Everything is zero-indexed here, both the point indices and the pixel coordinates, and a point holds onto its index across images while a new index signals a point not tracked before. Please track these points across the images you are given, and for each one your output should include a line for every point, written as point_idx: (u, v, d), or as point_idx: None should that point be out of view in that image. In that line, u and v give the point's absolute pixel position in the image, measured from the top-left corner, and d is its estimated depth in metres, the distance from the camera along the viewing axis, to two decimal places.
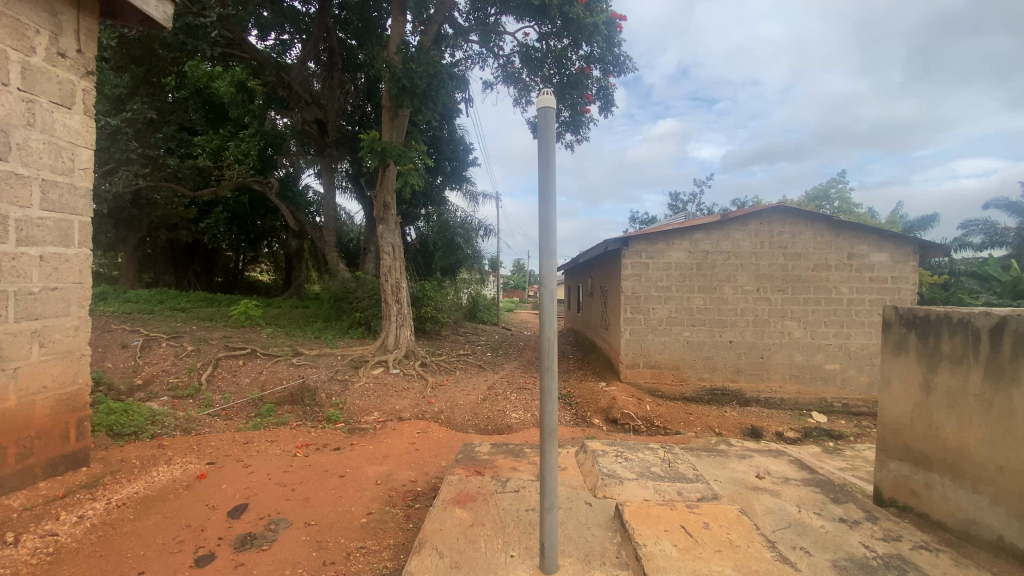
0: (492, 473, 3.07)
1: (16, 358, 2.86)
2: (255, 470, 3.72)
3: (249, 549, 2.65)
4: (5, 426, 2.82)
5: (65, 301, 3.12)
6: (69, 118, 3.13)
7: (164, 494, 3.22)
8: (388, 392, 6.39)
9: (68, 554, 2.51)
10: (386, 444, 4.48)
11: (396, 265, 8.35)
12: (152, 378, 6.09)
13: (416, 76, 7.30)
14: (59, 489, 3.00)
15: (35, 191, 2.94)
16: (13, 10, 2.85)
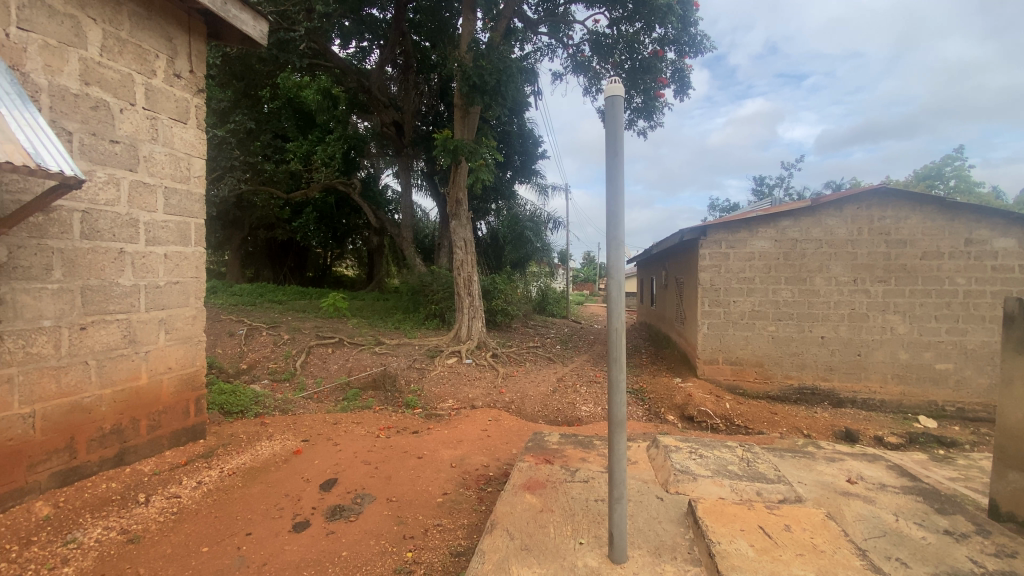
0: (562, 462, 3.10)
1: (147, 343, 3.31)
2: (343, 448, 4.04)
3: (338, 519, 2.90)
4: (141, 401, 3.29)
5: (185, 293, 3.57)
6: (184, 132, 3.56)
7: (267, 466, 3.59)
8: (461, 381, 6.63)
9: (188, 513, 2.90)
10: (459, 430, 4.67)
11: (468, 258, 8.61)
12: (255, 363, 6.79)
13: (487, 73, 7.44)
14: (181, 457, 3.46)
15: (159, 197, 3.37)
16: (138, 39, 3.28)
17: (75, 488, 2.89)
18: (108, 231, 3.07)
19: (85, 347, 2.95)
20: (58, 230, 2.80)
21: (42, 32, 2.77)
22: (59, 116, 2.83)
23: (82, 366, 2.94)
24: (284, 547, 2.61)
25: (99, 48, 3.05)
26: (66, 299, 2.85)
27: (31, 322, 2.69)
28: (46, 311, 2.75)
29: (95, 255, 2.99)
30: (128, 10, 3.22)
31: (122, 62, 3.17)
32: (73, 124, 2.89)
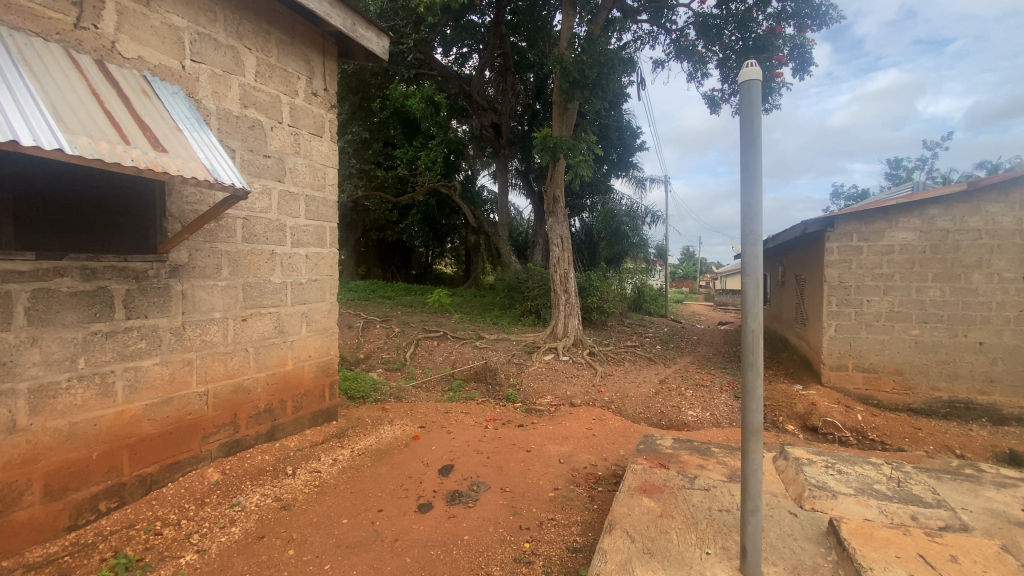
0: (679, 468, 2.98)
1: (293, 333, 3.75)
2: (456, 436, 4.25)
3: (458, 504, 3.05)
4: (289, 384, 3.74)
5: (322, 290, 3.98)
6: (321, 144, 3.98)
7: (390, 449, 3.88)
8: (560, 378, 6.63)
9: (329, 487, 3.23)
10: (563, 426, 4.68)
11: (565, 255, 8.58)
12: (371, 353, 7.38)
13: (587, 67, 7.33)
14: (319, 436, 3.86)
15: (302, 204, 3.79)
16: (284, 63, 3.71)
17: (237, 458, 3.35)
18: (262, 235, 3.50)
19: (245, 336, 3.40)
20: (225, 234, 3.26)
21: (211, 64, 3.22)
22: (225, 135, 3.27)
23: (242, 352, 3.39)
24: (412, 526, 2.81)
25: (254, 74, 3.48)
26: (231, 294, 3.30)
27: (205, 314, 3.15)
28: (216, 305, 3.21)
29: (252, 256, 3.43)
30: (275, 38, 3.65)
31: (271, 85, 3.60)
32: (235, 143, 3.33)
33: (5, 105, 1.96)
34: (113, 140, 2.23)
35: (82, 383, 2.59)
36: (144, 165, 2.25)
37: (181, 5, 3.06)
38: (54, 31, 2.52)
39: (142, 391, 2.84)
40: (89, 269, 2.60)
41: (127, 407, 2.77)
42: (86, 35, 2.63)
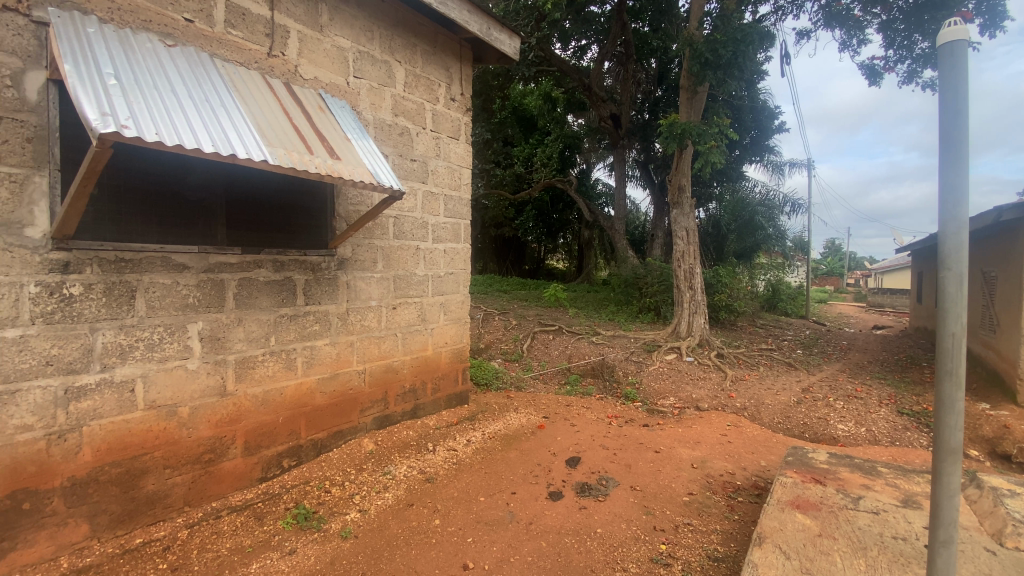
0: (838, 486, 2.68)
1: (433, 322, 4.19)
2: (580, 430, 4.35)
3: (588, 496, 3.16)
4: (429, 367, 4.19)
5: (456, 283, 4.39)
6: (457, 146, 4.35)
7: (518, 435, 4.16)
8: (684, 379, 6.30)
9: (465, 464, 3.59)
10: (694, 430, 4.47)
11: (690, 249, 8.17)
12: (491, 343, 7.73)
13: (721, 45, 6.82)
14: (452, 417, 4.27)
15: (441, 203, 4.18)
16: (428, 72, 4.09)
17: (387, 431, 3.80)
18: (409, 232, 3.92)
19: (395, 322, 3.85)
20: (380, 232, 3.69)
21: (369, 79, 3.63)
22: (380, 143, 3.70)
23: (392, 337, 3.83)
24: (545, 511, 2.99)
25: (403, 84, 3.87)
26: (385, 285, 3.75)
27: (364, 302, 3.61)
28: (373, 294, 3.66)
29: (401, 252, 3.86)
30: (420, 50, 4.01)
31: (417, 94, 3.99)
32: (388, 149, 3.75)
33: (227, 126, 2.38)
34: (301, 150, 2.61)
35: (272, 357, 3.09)
36: (325, 172, 2.61)
37: (346, 28, 3.48)
38: (254, 60, 2.99)
39: (317, 366, 3.32)
40: (279, 262, 3.10)
41: (305, 379, 3.26)
42: (276, 62, 3.11)
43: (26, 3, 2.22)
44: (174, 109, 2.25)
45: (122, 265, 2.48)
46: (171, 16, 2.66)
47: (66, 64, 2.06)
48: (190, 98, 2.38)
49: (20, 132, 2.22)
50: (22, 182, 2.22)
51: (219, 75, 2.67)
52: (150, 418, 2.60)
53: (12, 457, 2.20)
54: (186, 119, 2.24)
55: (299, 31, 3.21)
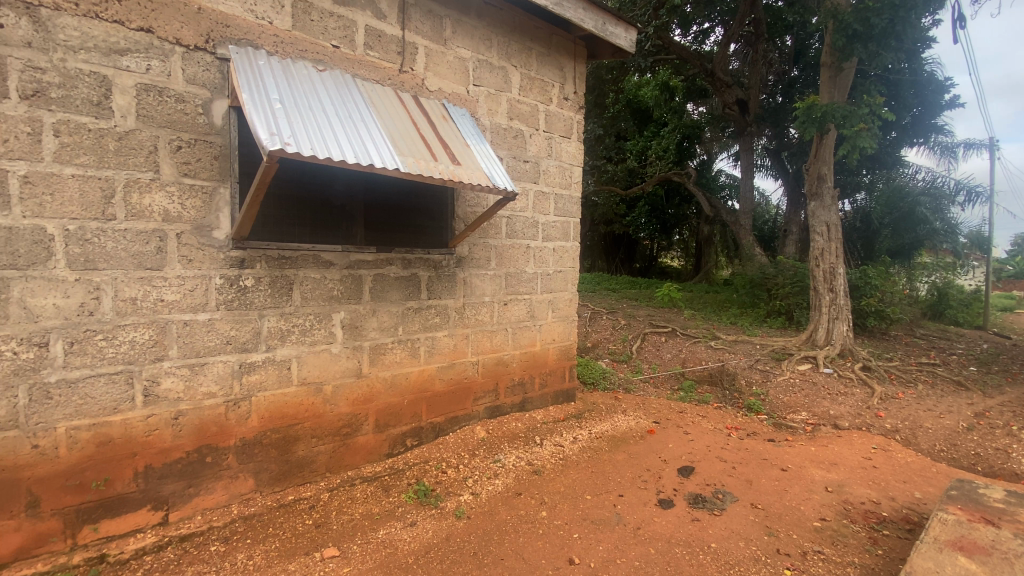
0: (1018, 530, 2.23)
1: (542, 319, 4.29)
2: (695, 438, 4.15)
3: (702, 509, 3.02)
4: (538, 363, 4.31)
5: (565, 281, 4.45)
6: (569, 144, 4.41)
7: (627, 438, 4.12)
8: (818, 393, 5.64)
9: (572, 462, 3.67)
10: (829, 450, 4.00)
11: (830, 247, 7.27)
12: (599, 342, 7.66)
13: (874, 13, 5.96)
14: (560, 414, 4.36)
15: (551, 202, 4.27)
16: (542, 74, 4.19)
17: (497, 421, 4.00)
18: (521, 231, 4.05)
19: (506, 318, 4.01)
20: (494, 232, 3.87)
21: (487, 85, 3.82)
22: (496, 146, 3.88)
23: (503, 332, 4.00)
24: (655, 518, 2.93)
25: (518, 88, 4.02)
26: (497, 281, 3.92)
27: (478, 298, 3.81)
28: (486, 290, 3.85)
29: (513, 250, 4.00)
30: (535, 52, 4.12)
31: (531, 96, 4.10)
32: (502, 152, 3.92)
33: (365, 139, 2.68)
34: (427, 158, 2.84)
35: (400, 346, 3.41)
36: (447, 178, 2.82)
37: (467, 39, 3.69)
38: (387, 78, 3.32)
39: (436, 356, 3.60)
40: (406, 260, 3.40)
41: (426, 367, 3.55)
42: (406, 77, 3.41)
43: (213, 43, 2.69)
44: (325, 128, 2.58)
45: (282, 261, 2.91)
46: (321, 43, 3.05)
47: (244, 93, 2.48)
48: (336, 115, 2.71)
49: (209, 151, 2.69)
50: (210, 193, 2.70)
51: (359, 93, 3.01)
52: (301, 393, 3.03)
53: (200, 418, 2.70)
54: (333, 135, 2.57)
55: (425, 46, 3.49)
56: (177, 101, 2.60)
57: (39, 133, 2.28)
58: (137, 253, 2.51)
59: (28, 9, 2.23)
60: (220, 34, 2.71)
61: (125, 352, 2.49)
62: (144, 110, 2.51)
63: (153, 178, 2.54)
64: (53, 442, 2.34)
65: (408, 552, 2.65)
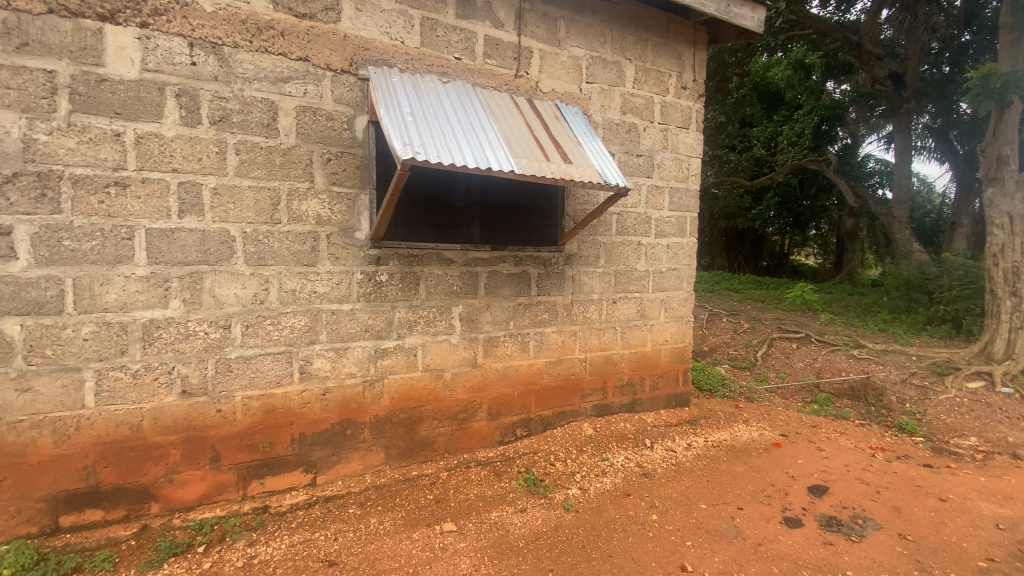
0: None
1: (654, 318, 4.18)
2: (830, 456, 3.75)
3: (837, 533, 2.76)
4: (650, 364, 4.21)
5: (680, 279, 4.28)
6: (686, 136, 4.23)
7: (748, 449, 3.88)
8: (995, 416, 4.72)
9: (685, 469, 3.54)
10: (1006, 483, 3.37)
11: (1016, 242, 6.02)
12: (717, 347, 7.21)
13: None
14: (673, 418, 4.23)
15: (666, 196, 4.14)
16: (659, 65, 4.07)
17: (606, 420, 3.99)
18: (633, 228, 3.99)
19: (616, 316, 3.97)
20: (605, 228, 3.85)
21: (600, 82, 3.81)
22: (608, 142, 3.86)
23: (612, 330, 3.97)
24: (778, 536, 2.75)
25: (632, 81, 3.95)
26: (607, 279, 3.90)
27: (587, 295, 3.83)
28: (596, 288, 3.86)
29: (624, 247, 3.95)
30: (651, 43, 4.01)
31: (646, 88, 4.01)
32: (615, 147, 3.89)
33: (484, 144, 2.84)
34: (540, 158, 2.93)
35: (511, 339, 3.56)
36: (559, 177, 2.88)
37: (581, 37, 3.72)
38: (505, 83, 3.49)
39: (545, 351, 3.69)
40: (518, 257, 3.53)
41: (536, 362, 3.67)
42: (522, 81, 3.54)
43: (356, 66, 3.05)
44: (449, 135, 2.80)
45: (410, 259, 3.21)
46: (446, 57, 3.29)
47: (380, 108, 2.78)
48: (458, 123, 2.92)
49: (353, 163, 3.06)
50: (353, 200, 3.07)
51: (479, 101, 3.20)
52: (425, 378, 3.31)
53: (343, 395, 3.10)
54: (455, 141, 2.77)
55: (540, 49, 3.59)
56: (328, 119, 2.99)
57: (225, 151, 2.75)
58: (297, 252, 2.94)
59: (216, 49, 2.71)
60: (362, 57, 3.06)
61: (287, 335, 2.94)
62: (303, 129, 2.93)
63: (309, 187, 2.95)
64: (231, 408, 2.84)
65: (518, 536, 2.78)
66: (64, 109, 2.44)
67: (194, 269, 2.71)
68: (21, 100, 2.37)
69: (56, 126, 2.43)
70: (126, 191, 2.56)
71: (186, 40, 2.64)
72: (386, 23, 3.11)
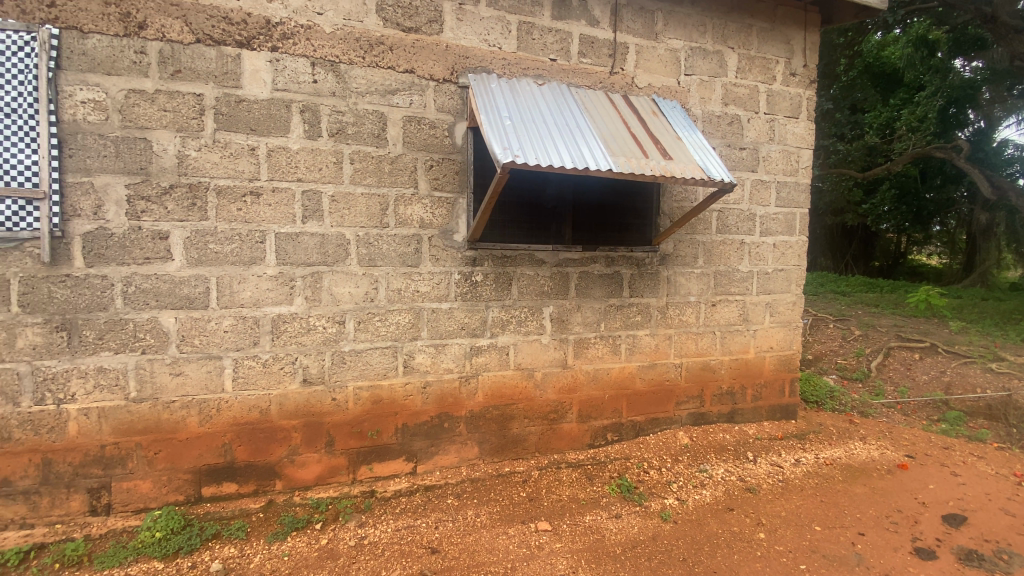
0: None
1: (757, 323, 3.91)
2: (967, 483, 3.41)
3: (979, 568, 2.60)
4: (752, 371, 3.94)
5: (788, 280, 3.97)
6: (796, 126, 3.92)
7: (867, 469, 3.56)
8: None
9: (794, 486, 3.32)
10: None
11: None
12: (822, 355, 6.58)
13: None
14: (777, 431, 3.94)
15: (772, 192, 3.86)
16: (765, 51, 3.80)
17: (702, 429, 3.79)
18: (735, 226, 3.76)
19: (715, 320, 3.77)
20: (704, 227, 3.67)
21: (700, 73, 3.64)
22: (709, 136, 3.67)
23: (711, 335, 3.77)
24: (907, 568, 2.58)
25: (735, 71, 3.72)
26: (705, 281, 3.71)
27: (684, 297, 3.67)
28: (693, 289, 3.68)
29: (724, 246, 3.74)
30: (756, 29, 3.76)
31: (751, 77, 3.76)
32: (716, 141, 3.69)
33: (581, 144, 2.82)
34: (638, 156, 2.85)
35: (604, 341, 3.51)
36: (659, 173, 2.78)
37: (680, 28, 3.57)
38: (599, 81, 3.44)
39: (638, 354, 3.59)
40: (611, 258, 3.47)
41: (629, 365, 3.58)
42: (617, 77, 3.47)
43: (457, 74, 3.16)
44: (545, 137, 2.81)
45: (504, 259, 3.27)
46: (541, 59, 3.32)
47: (480, 114, 2.86)
48: (554, 124, 2.93)
49: (452, 168, 3.19)
50: (452, 203, 3.19)
51: (574, 101, 3.18)
52: (517, 377, 3.36)
53: (442, 389, 3.23)
54: (552, 143, 2.78)
55: (637, 43, 3.49)
56: (430, 127, 3.13)
57: (341, 161, 2.97)
58: (402, 253, 3.11)
59: (334, 67, 2.94)
60: (462, 65, 3.17)
61: (392, 331, 3.12)
62: (408, 137, 3.09)
63: (413, 192, 3.12)
64: (344, 397, 3.07)
65: (615, 542, 2.74)
66: (209, 128, 2.76)
67: (315, 269, 2.96)
68: (176, 121, 2.72)
69: (203, 143, 2.76)
70: (259, 200, 2.85)
71: (309, 60, 2.90)
72: (485, 30, 3.20)
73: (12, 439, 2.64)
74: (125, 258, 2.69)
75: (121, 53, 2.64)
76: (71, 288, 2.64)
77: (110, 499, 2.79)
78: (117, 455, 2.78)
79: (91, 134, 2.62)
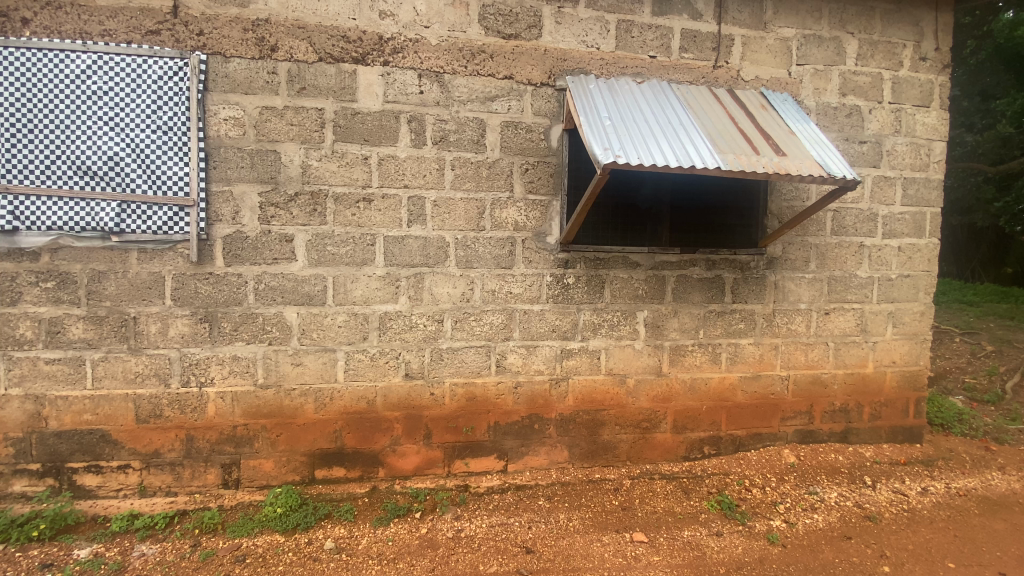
0: None
1: (876, 334, 3.54)
2: None
3: None
4: (869, 388, 3.57)
5: (915, 288, 3.57)
6: (927, 115, 3.51)
7: (1013, 505, 3.13)
8: None
9: (922, 517, 2.98)
10: None
11: None
12: (945, 372, 5.81)
13: None
14: (899, 455, 3.55)
15: (898, 189, 3.49)
16: (889, 34, 3.44)
17: (811, 448, 3.50)
18: (852, 227, 3.44)
19: (828, 330, 3.46)
20: (816, 228, 3.39)
21: (814, 62, 3.37)
22: (823, 129, 3.39)
23: (822, 346, 3.47)
24: None
25: (855, 58, 3.40)
26: (817, 287, 3.42)
27: (792, 304, 3.41)
28: (802, 296, 3.41)
29: (840, 250, 3.43)
30: (880, 11, 3.41)
31: (873, 64, 3.42)
32: (832, 135, 3.40)
33: (686, 142, 2.72)
34: (748, 153, 2.70)
35: (701, 349, 3.35)
36: (773, 171, 2.62)
37: (791, 16, 3.33)
38: (701, 76, 3.30)
39: (740, 364, 3.39)
40: (711, 261, 3.31)
41: (728, 375, 3.39)
42: (721, 71, 3.31)
43: (554, 77, 3.18)
44: (648, 136, 2.74)
45: (597, 262, 3.23)
46: (640, 57, 3.24)
47: (581, 116, 2.84)
48: (657, 123, 2.85)
49: (547, 170, 3.20)
50: (546, 206, 3.21)
51: (676, 98, 3.07)
52: (609, 381, 3.31)
53: (533, 390, 3.26)
54: (655, 142, 2.71)
55: (742, 34, 3.31)
56: (527, 131, 3.17)
57: (443, 167, 3.10)
58: (498, 256, 3.18)
59: (438, 78, 3.08)
60: (559, 68, 3.18)
61: (486, 331, 3.20)
62: (506, 142, 3.16)
63: (509, 196, 3.17)
64: (441, 392, 3.19)
65: (718, 561, 2.62)
66: (329, 139, 3.00)
67: (418, 271, 3.11)
68: (302, 134, 2.98)
69: (324, 154, 3.00)
70: (371, 206, 3.05)
71: (417, 72, 3.05)
72: (583, 31, 3.19)
73: (163, 416, 3.02)
74: (257, 258, 2.99)
75: (257, 74, 2.94)
76: (213, 284, 2.98)
77: (239, 475, 3.11)
78: (246, 435, 3.09)
79: (231, 148, 2.94)
